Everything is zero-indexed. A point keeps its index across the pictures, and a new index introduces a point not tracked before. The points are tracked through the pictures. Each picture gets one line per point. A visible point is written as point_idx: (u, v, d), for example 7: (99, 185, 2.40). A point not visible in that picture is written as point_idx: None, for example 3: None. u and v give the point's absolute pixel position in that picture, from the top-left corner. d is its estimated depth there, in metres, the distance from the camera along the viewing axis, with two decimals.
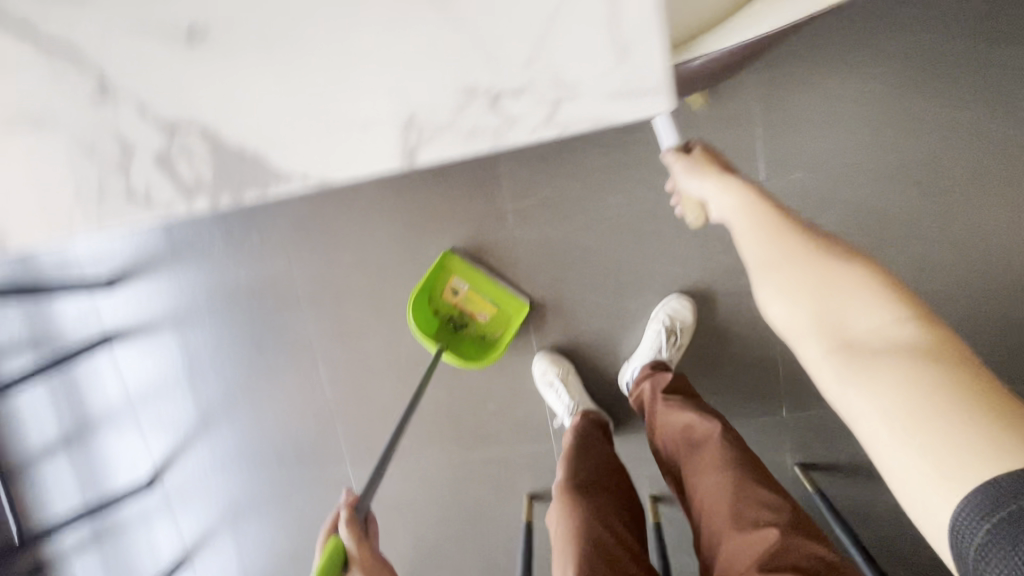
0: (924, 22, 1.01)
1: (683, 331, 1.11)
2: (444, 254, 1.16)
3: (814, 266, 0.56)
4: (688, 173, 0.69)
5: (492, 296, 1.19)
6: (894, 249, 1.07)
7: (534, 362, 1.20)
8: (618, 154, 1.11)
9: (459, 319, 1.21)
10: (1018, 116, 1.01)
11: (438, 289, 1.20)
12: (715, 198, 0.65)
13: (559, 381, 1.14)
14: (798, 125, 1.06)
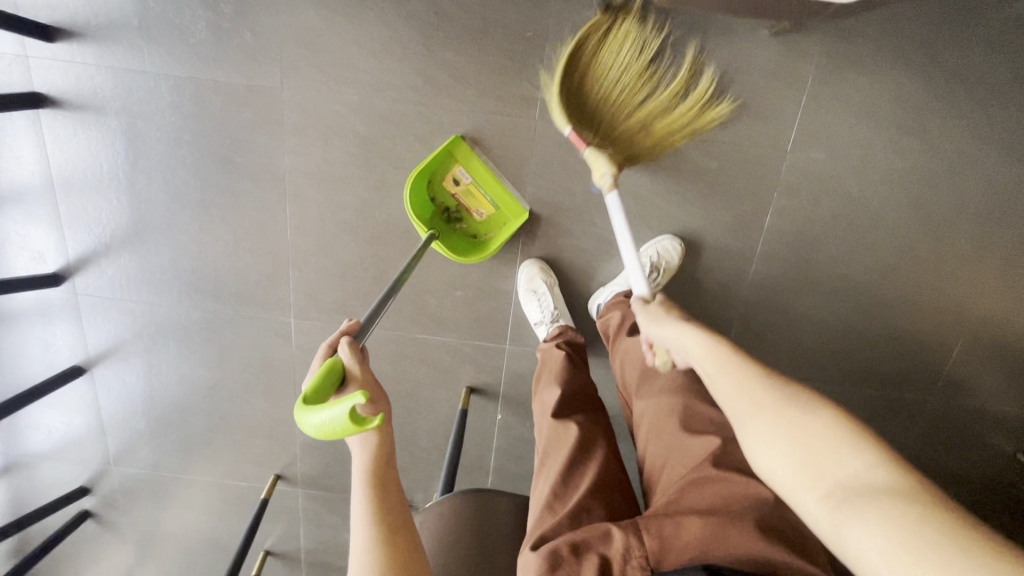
0: (988, 43, 1.03)
1: (665, 271, 1.13)
2: (455, 138, 1.08)
3: (775, 408, 0.58)
4: (650, 322, 0.79)
5: (492, 195, 1.15)
6: (869, 250, 1.16)
7: (520, 268, 1.20)
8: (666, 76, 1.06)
9: (454, 211, 1.17)
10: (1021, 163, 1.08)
11: (439, 174, 1.14)
12: (678, 342, 0.73)
13: (544, 290, 1.16)
14: (839, 105, 1.07)
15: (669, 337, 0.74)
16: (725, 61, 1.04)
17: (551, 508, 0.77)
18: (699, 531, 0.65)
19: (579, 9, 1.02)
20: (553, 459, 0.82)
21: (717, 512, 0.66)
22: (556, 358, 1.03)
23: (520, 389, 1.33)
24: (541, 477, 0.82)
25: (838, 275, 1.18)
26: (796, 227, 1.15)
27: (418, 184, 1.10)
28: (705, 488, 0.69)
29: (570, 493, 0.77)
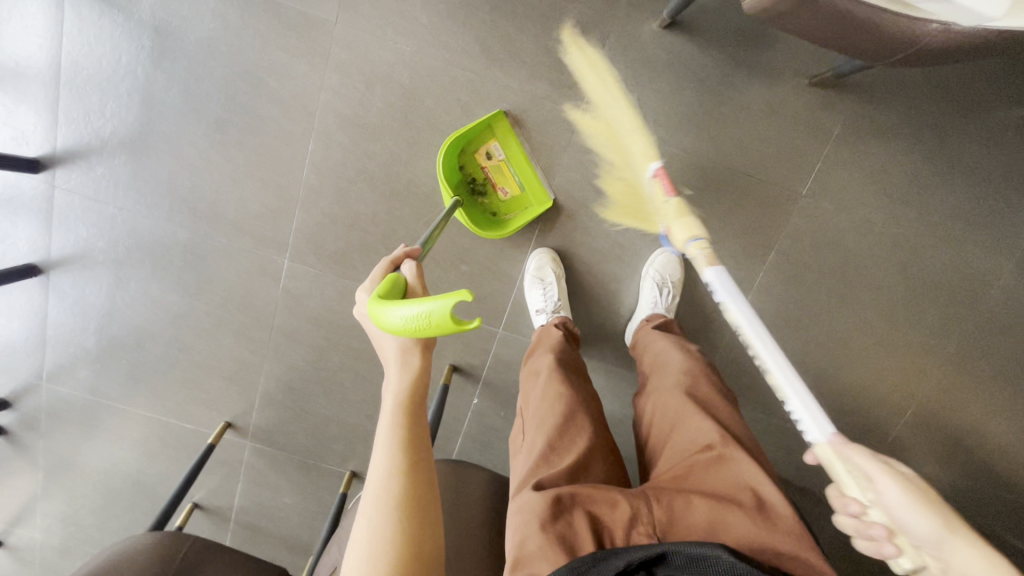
0: (988, 137, 1.14)
1: (674, 284, 1.17)
2: (500, 112, 1.09)
3: None
4: (907, 502, 0.57)
5: (521, 177, 1.16)
6: (855, 303, 1.23)
7: (529, 256, 1.20)
8: (710, 101, 1.10)
9: (479, 185, 1.16)
10: (996, 250, 1.19)
11: (473, 145, 1.14)
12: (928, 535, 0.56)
13: (552, 281, 1.16)
14: (856, 163, 1.14)
15: (927, 535, 0.56)
16: (764, 98, 1.10)
17: (547, 461, 0.77)
18: (706, 511, 0.68)
19: (644, 18, 1.06)
20: (551, 417, 0.83)
21: (723, 499, 0.69)
22: (556, 334, 1.04)
23: (503, 377, 1.32)
24: (536, 432, 0.82)
25: (823, 321, 1.24)
26: (795, 268, 1.21)
27: (451, 149, 1.09)
28: (714, 469, 0.73)
29: (567, 450, 0.78)
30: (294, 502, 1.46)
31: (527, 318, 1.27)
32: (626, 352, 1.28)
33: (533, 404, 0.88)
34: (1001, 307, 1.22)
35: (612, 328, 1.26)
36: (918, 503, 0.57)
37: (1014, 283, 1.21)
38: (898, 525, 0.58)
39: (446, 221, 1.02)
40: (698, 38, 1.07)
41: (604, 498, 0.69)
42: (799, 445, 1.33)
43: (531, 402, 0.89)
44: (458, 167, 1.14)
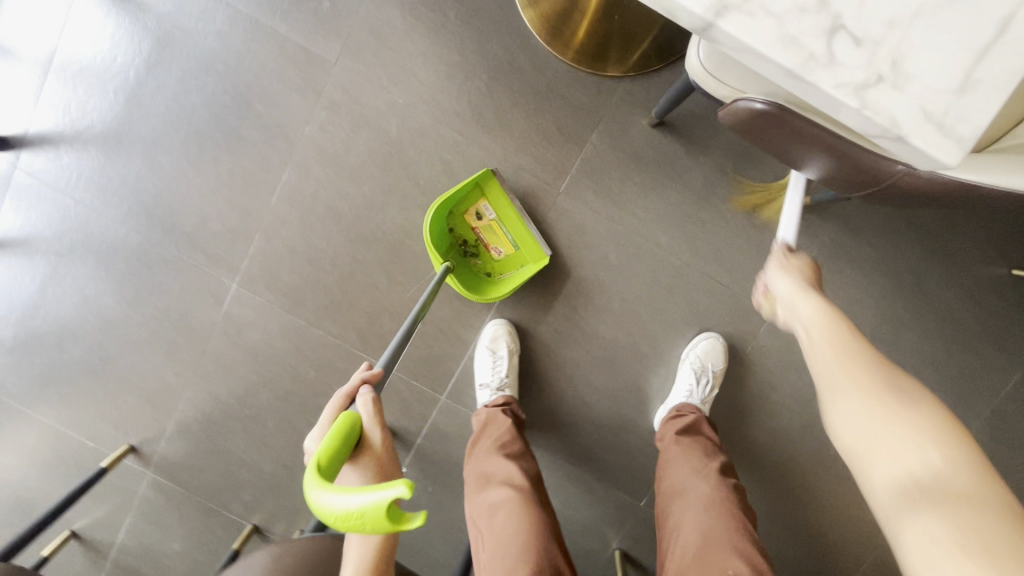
0: (967, 289, 1.10)
1: (715, 374, 1.09)
2: (487, 171, 1.05)
3: (884, 392, 0.58)
4: (783, 276, 0.77)
5: (515, 236, 1.11)
6: (816, 435, 1.16)
7: (486, 325, 1.14)
8: (690, 204, 1.10)
9: (471, 247, 1.12)
10: (968, 409, 1.13)
11: (462, 207, 1.10)
12: (800, 305, 0.72)
13: (504, 354, 1.10)
14: (832, 292, 1.12)
15: (786, 296, 0.74)
16: (744, 212, 1.10)
17: None
18: None
19: (636, 113, 1.07)
20: (518, 551, 0.80)
21: None
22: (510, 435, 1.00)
23: (437, 448, 1.22)
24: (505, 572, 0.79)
25: (782, 450, 1.17)
26: (758, 388, 1.15)
27: (438, 215, 1.06)
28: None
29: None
30: (183, 549, 1.30)
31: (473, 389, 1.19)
32: (571, 446, 1.19)
33: (497, 523, 0.85)
34: None
35: (560, 416, 1.18)
36: (803, 299, 0.72)
37: (985, 447, 1.14)
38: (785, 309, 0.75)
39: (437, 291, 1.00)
40: (687, 143, 1.08)
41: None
42: None
43: (499, 518, 0.86)
44: (447, 232, 1.10)
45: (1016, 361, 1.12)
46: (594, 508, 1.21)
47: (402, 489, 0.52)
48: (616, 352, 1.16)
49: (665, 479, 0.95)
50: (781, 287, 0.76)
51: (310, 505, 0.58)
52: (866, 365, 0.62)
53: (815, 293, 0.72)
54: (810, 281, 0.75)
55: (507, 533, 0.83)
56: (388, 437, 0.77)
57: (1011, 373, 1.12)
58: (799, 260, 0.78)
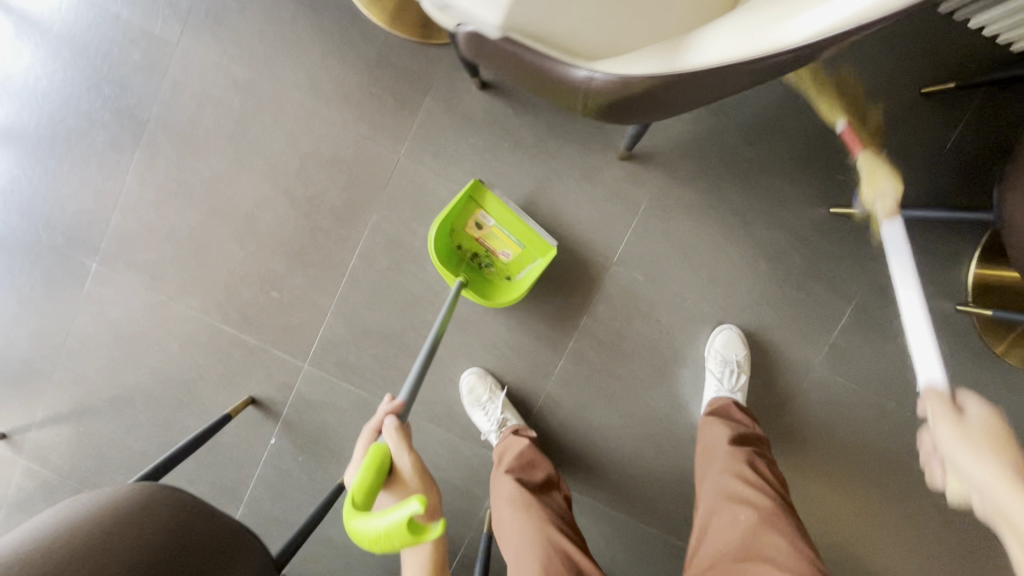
0: (792, 230, 1.16)
1: (739, 363, 1.16)
2: (474, 182, 1.09)
3: None
4: (963, 444, 0.62)
5: (516, 234, 1.14)
6: (665, 377, 1.21)
7: (461, 379, 1.21)
8: (523, 161, 1.15)
9: (484, 257, 1.18)
10: (804, 343, 1.19)
11: (461, 222, 1.15)
12: (981, 478, 0.59)
13: (488, 400, 1.17)
14: (666, 240, 1.17)
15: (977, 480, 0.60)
16: (576, 166, 1.15)
17: None
18: None
19: (462, 77, 1.13)
20: (529, 559, 0.90)
21: None
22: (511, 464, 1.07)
23: (305, 418, 1.23)
24: None
25: (635, 395, 1.22)
26: (606, 336, 1.20)
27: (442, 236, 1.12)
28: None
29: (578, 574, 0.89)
30: None
31: (335, 356, 1.21)
32: (434, 406, 1.23)
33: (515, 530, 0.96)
34: (810, 402, 1.21)
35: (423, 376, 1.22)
36: (1001, 483, 0.58)
37: (823, 379, 1.20)
38: (971, 489, 0.62)
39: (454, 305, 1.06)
40: (514, 103, 1.13)
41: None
42: (611, 525, 1.27)
43: (507, 541, 0.95)
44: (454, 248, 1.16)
45: (846, 295, 1.18)
46: (464, 468, 1.24)
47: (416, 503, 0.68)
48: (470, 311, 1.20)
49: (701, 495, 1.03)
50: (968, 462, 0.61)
51: (353, 529, 0.73)
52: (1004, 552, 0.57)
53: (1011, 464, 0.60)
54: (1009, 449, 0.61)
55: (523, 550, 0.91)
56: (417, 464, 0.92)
57: (843, 306, 1.18)
58: (984, 419, 0.64)
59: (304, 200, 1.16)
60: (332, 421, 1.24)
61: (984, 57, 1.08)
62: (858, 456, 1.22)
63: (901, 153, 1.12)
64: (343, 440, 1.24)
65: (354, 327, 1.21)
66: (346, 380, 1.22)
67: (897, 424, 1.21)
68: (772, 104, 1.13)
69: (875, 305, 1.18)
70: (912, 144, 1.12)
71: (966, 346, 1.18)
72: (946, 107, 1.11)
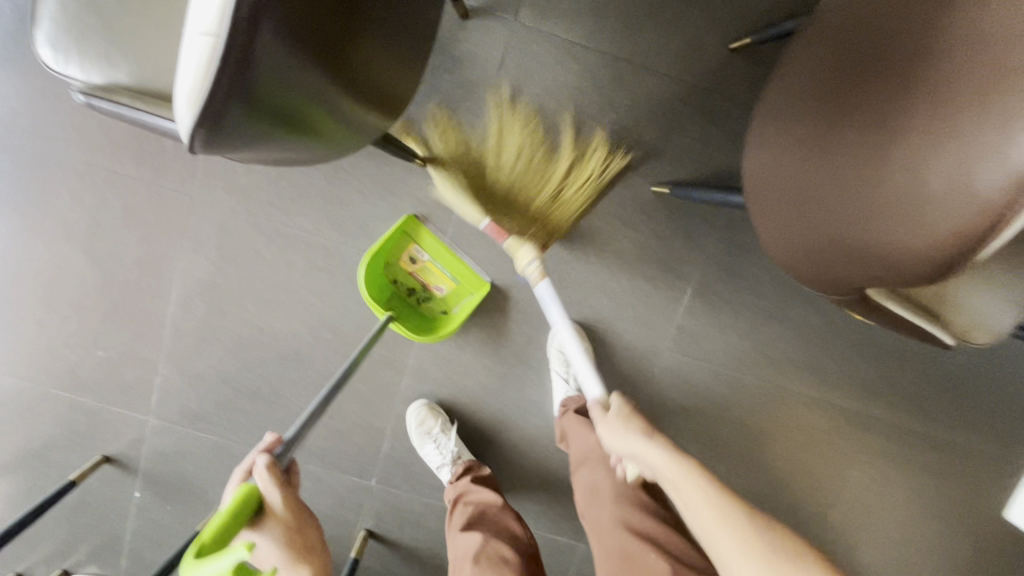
0: (617, 213, 1.10)
1: (582, 358, 1.11)
2: (409, 215, 1.07)
3: (739, 523, 0.60)
4: (622, 438, 0.71)
5: (452, 270, 1.12)
6: (512, 381, 1.17)
7: (411, 409, 1.15)
8: (321, 183, 1.09)
9: (417, 292, 1.14)
10: (648, 327, 1.14)
11: (394, 256, 1.10)
12: (645, 460, 0.68)
13: (440, 433, 1.12)
14: (487, 244, 1.10)
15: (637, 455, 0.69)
16: (376, 180, 1.08)
17: None
18: None
19: None
20: None
21: None
22: (471, 516, 0.96)
23: (162, 468, 1.23)
24: None
25: (486, 404, 1.18)
26: (445, 349, 1.16)
27: (372, 271, 1.07)
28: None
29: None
30: None
31: (176, 405, 1.19)
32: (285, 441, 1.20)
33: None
34: (664, 385, 1.17)
35: (268, 415, 1.19)
36: (678, 471, 0.65)
37: (674, 361, 1.16)
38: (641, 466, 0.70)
39: (377, 338, 1.01)
40: None
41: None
42: None
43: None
44: (387, 282, 1.11)
45: (685, 272, 1.12)
46: (330, 495, 1.24)
47: (243, 552, 0.49)
48: (299, 343, 1.16)
49: (594, 521, 0.88)
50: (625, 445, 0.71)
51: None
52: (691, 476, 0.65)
53: (656, 436, 0.70)
54: (643, 423, 0.73)
55: None
56: (295, 500, 0.66)
57: (684, 285, 1.12)
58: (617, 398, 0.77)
59: (108, 255, 1.13)
60: (189, 467, 1.23)
61: (776, 13, 1.03)
62: (720, 434, 1.19)
63: (713, 118, 1.06)
64: (205, 484, 1.23)
65: (189, 375, 1.18)
66: (193, 427, 1.20)
67: (759, 394, 1.17)
68: (569, 84, 1.06)
69: (718, 278, 1.12)
70: (724, 107, 1.06)
71: (811, 306, 1.14)
72: (751, 65, 1.04)
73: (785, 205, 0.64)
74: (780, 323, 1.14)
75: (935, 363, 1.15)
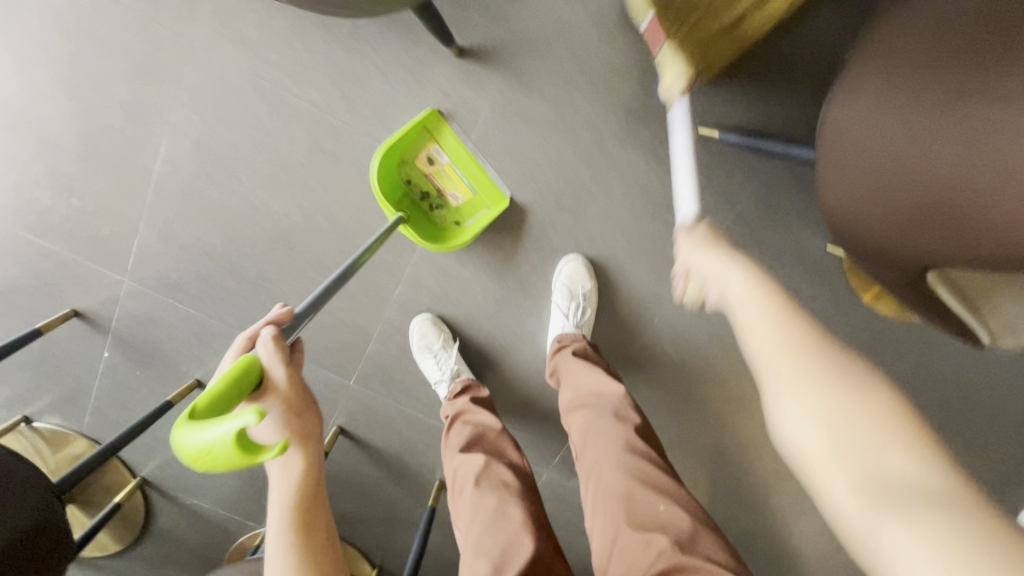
0: (653, 149, 1.02)
1: (586, 296, 1.06)
2: (432, 109, 0.98)
3: (832, 383, 0.43)
4: (702, 252, 0.62)
5: (469, 177, 1.03)
6: (509, 305, 1.13)
7: (413, 324, 1.13)
8: (339, 53, 0.98)
9: (431, 197, 1.06)
10: (657, 275, 1.10)
11: (410, 154, 1.02)
12: (724, 277, 0.57)
13: (440, 350, 1.09)
14: (510, 158, 1.02)
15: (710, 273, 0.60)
16: (401, 62, 0.97)
17: None
18: None
19: None
20: (484, 534, 0.76)
21: None
22: (470, 436, 0.91)
23: (134, 332, 1.18)
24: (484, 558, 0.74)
25: (478, 324, 1.15)
26: (446, 261, 1.11)
27: (386, 166, 0.98)
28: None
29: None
30: None
31: (154, 270, 1.13)
32: None
33: (472, 512, 0.81)
34: (660, 337, 1.15)
35: (250, 296, 1.14)
36: (753, 300, 0.51)
37: (675, 315, 1.13)
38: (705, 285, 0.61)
39: (386, 238, 0.92)
40: None
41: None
42: None
43: (463, 513, 0.82)
44: (400, 181, 1.02)
45: (708, 226, 1.06)
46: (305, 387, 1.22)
47: (252, 416, 0.45)
48: (293, 228, 1.08)
49: (592, 461, 0.83)
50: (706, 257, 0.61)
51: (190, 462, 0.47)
52: (783, 319, 0.48)
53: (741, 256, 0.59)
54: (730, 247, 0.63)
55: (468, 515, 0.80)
56: (299, 378, 0.63)
57: None
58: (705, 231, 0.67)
59: (90, 91, 1.01)
60: (161, 335, 1.18)
61: None
62: (704, 392, 1.19)
63: (780, 61, 0.97)
64: (177, 355, 1.20)
65: (169, 241, 1.11)
66: (169, 296, 1.15)
67: (750, 362, 1.16)
68: None
69: (740, 238, 1.07)
70: (794, 51, 0.96)
71: (825, 285, 1.11)
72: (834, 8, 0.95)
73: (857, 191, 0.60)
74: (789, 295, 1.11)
75: (932, 362, 1.14)
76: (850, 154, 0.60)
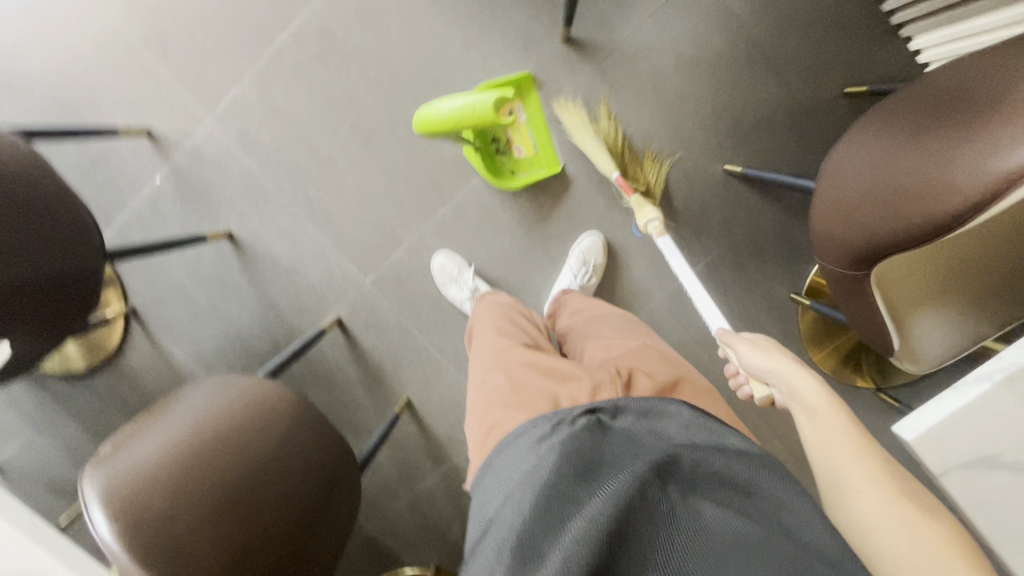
0: (685, 169, 1.25)
1: (595, 267, 1.25)
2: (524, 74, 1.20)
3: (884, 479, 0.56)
4: (756, 353, 0.74)
5: (536, 139, 1.24)
6: (527, 256, 1.30)
7: (434, 257, 1.29)
8: (473, 3, 1.18)
9: (500, 143, 1.23)
10: (655, 274, 1.30)
11: None
12: (789, 379, 0.68)
13: (460, 275, 1.26)
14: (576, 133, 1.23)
15: (770, 370, 0.71)
16: (520, 29, 1.19)
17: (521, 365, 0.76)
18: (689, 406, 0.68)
19: None
20: (492, 333, 0.86)
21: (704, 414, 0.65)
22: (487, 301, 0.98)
23: (192, 169, 1.28)
24: (492, 343, 0.84)
25: (495, 265, 1.31)
26: (489, 201, 1.28)
27: None
28: (637, 382, 0.71)
29: (526, 364, 0.76)
30: None
31: (238, 121, 1.25)
32: (315, 204, 1.30)
33: (479, 332, 0.90)
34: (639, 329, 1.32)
35: (312, 173, 1.28)
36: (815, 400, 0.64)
37: (657, 314, 1.31)
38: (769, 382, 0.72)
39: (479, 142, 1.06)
40: None
41: (540, 389, 0.70)
42: (435, 372, 1.39)
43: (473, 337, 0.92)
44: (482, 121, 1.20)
45: (706, 246, 1.28)
46: (323, 271, 1.33)
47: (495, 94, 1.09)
48: (376, 127, 1.25)
49: (587, 324, 0.93)
50: (761, 363, 0.72)
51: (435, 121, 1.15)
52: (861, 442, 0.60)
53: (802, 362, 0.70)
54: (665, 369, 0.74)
55: (480, 329, 0.90)
56: None
57: (701, 255, 1.29)
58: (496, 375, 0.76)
59: None
60: (216, 180, 1.28)
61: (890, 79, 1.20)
62: None
63: (800, 136, 1.23)
64: (221, 203, 1.29)
65: (264, 101, 1.24)
66: (240, 148, 1.27)
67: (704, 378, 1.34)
68: (711, 45, 1.20)
69: (727, 266, 1.29)
70: (812, 133, 1.23)
71: (783, 331, 1.32)
72: (850, 112, 1.22)
73: (839, 198, 0.83)
74: (751, 327, 1.32)
75: None
76: (843, 168, 0.84)
